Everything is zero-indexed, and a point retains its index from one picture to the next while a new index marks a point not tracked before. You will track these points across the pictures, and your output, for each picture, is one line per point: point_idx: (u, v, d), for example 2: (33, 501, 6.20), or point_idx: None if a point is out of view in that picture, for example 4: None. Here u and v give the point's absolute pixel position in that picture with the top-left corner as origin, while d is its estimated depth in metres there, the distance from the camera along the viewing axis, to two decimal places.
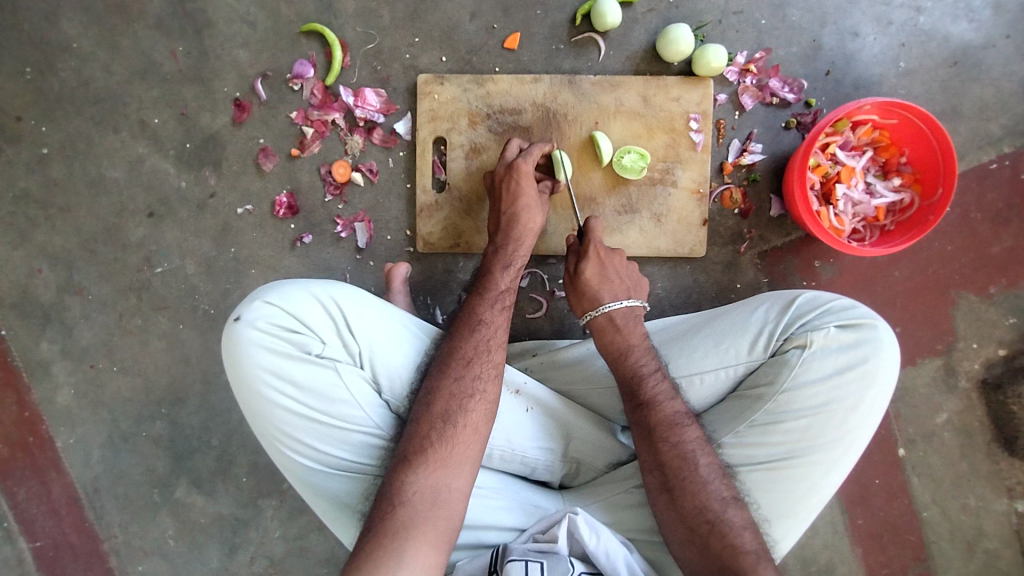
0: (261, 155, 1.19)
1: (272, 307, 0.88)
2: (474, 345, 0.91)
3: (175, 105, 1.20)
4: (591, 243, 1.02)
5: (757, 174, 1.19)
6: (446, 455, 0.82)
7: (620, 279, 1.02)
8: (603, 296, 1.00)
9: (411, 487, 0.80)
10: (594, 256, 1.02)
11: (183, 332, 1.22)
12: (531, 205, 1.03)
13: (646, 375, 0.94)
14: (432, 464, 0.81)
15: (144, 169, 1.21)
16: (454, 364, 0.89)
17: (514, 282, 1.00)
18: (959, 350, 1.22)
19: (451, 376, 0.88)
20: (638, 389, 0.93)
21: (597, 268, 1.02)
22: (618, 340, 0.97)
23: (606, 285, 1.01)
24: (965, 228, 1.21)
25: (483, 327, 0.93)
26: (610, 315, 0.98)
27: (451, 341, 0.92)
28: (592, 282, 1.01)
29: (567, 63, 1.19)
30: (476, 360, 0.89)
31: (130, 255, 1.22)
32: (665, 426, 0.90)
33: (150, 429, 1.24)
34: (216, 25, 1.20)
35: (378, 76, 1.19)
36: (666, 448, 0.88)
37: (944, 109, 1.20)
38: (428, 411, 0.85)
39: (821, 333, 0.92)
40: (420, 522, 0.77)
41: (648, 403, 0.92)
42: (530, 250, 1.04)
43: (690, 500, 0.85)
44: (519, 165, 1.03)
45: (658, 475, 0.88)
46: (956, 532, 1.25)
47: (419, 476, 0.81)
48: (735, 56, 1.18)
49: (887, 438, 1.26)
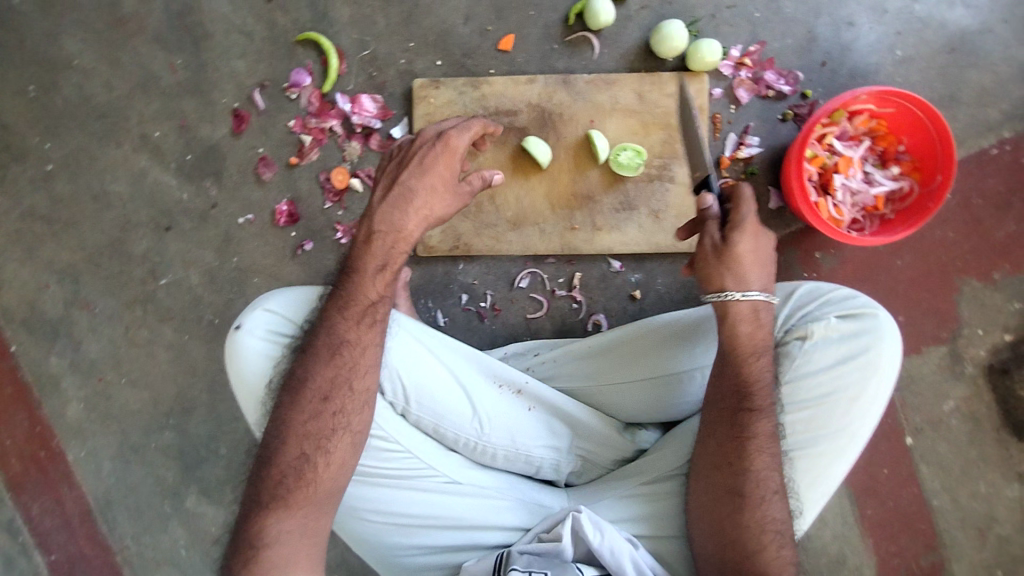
0: (260, 164, 1.20)
1: (272, 315, 0.90)
2: (332, 376, 0.83)
3: (174, 118, 1.22)
4: (752, 216, 0.87)
5: (755, 167, 1.18)
6: (308, 494, 0.80)
7: (768, 263, 0.90)
8: (752, 281, 0.89)
9: (280, 530, 0.78)
10: (749, 231, 0.88)
11: (189, 342, 1.23)
12: (433, 192, 0.88)
13: (764, 384, 0.89)
14: (295, 508, 0.79)
15: (146, 182, 1.22)
16: (302, 395, 0.83)
17: (387, 290, 0.89)
18: (965, 336, 1.22)
19: (304, 413, 0.82)
20: (750, 394, 0.89)
21: (752, 243, 0.88)
22: (756, 336, 0.90)
23: (756, 267, 0.89)
24: (967, 214, 1.20)
25: (346, 350, 0.85)
26: (754, 305, 0.89)
27: (303, 365, 0.84)
28: (744, 259, 0.88)
29: (561, 62, 1.19)
30: (335, 395, 0.83)
31: (135, 268, 1.23)
32: (765, 436, 0.87)
33: (159, 439, 1.25)
34: (213, 37, 1.21)
35: (374, 82, 1.19)
36: (760, 458, 0.86)
37: (942, 95, 1.19)
38: (286, 452, 0.81)
39: (822, 324, 0.93)
40: (289, 559, 0.77)
41: (757, 411, 0.88)
42: (414, 235, 0.89)
43: (762, 511, 0.85)
44: (449, 142, 0.89)
45: (735, 480, 0.86)
46: (968, 520, 1.24)
47: (287, 519, 0.78)
48: (729, 50, 1.18)
49: (895, 428, 1.25)
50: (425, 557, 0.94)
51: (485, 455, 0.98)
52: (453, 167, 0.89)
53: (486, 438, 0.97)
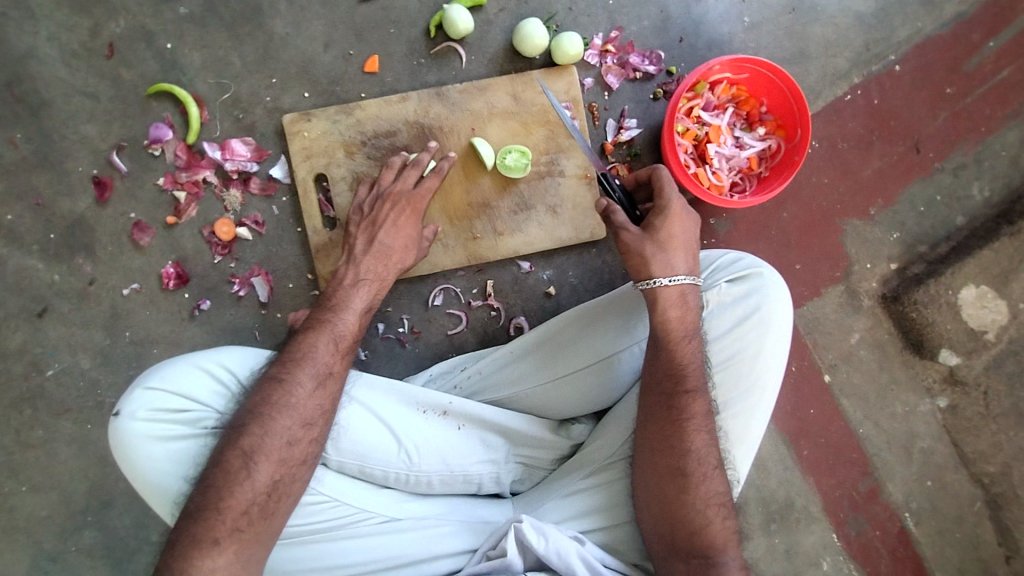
0: (135, 230, 1.13)
1: (154, 393, 0.83)
2: (319, 404, 0.86)
3: (27, 197, 1.12)
4: (675, 197, 0.94)
5: (637, 148, 1.22)
6: (257, 530, 0.78)
7: (692, 249, 0.95)
8: (679, 265, 0.93)
9: (209, 573, 0.73)
10: (673, 216, 0.94)
11: (92, 431, 1.14)
12: (406, 244, 1.03)
13: (695, 365, 0.92)
14: (233, 546, 0.75)
15: (9, 271, 1.12)
16: (281, 419, 0.83)
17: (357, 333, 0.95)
18: (856, 272, 1.30)
19: (275, 437, 0.82)
20: (683, 376, 0.91)
21: (674, 226, 0.94)
22: (686, 318, 0.93)
23: (682, 253, 0.94)
24: (836, 159, 1.28)
25: (331, 382, 0.88)
26: (682, 288, 0.92)
27: (276, 391, 0.84)
28: (669, 242, 0.93)
29: (431, 76, 1.18)
30: (318, 422, 0.85)
31: (14, 364, 1.13)
32: (700, 415, 0.90)
33: (79, 541, 1.15)
34: (55, 104, 1.13)
35: (241, 124, 1.15)
36: (699, 437, 0.89)
37: (793, 53, 1.26)
38: (246, 483, 0.78)
39: (714, 291, 0.97)
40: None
41: (692, 391, 0.90)
42: (390, 279, 1.02)
43: (706, 487, 0.88)
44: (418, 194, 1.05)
45: (679, 462, 0.88)
46: (892, 440, 1.33)
47: (220, 559, 0.74)
48: (591, 39, 1.21)
49: (813, 369, 1.32)
50: None
51: (420, 485, 0.96)
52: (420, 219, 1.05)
53: (418, 468, 0.95)
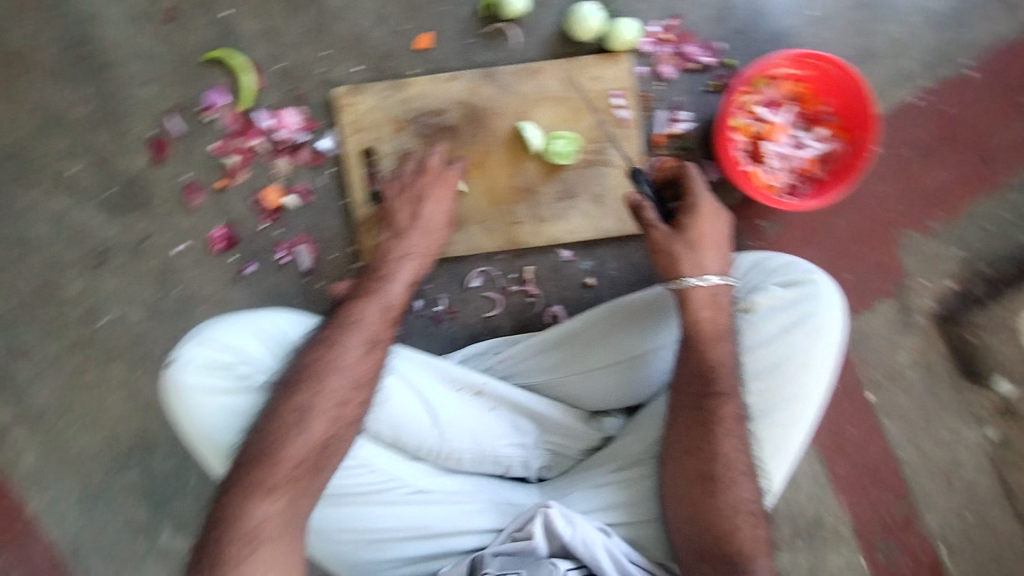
0: (187, 192, 1.17)
1: (206, 347, 0.86)
2: (368, 367, 0.87)
3: (91, 153, 1.17)
4: (704, 196, 0.96)
5: (689, 141, 1.18)
6: (308, 482, 0.81)
7: (722, 250, 0.95)
8: (710, 265, 0.93)
9: (264, 517, 0.78)
10: (702, 213, 0.95)
11: (139, 380, 1.21)
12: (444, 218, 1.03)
13: (725, 367, 0.91)
14: (286, 494, 0.79)
15: (71, 222, 1.18)
16: (332, 379, 0.85)
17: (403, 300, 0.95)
18: (911, 288, 1.23)
19: (325, 396, 0.84)
20: (714, 378, 0.90)
21: (703, 226, 0.95)
22: (717, 319, 0.92)
23: (711, 254, 0.94)
24: (900, 167, 1.21)
25: (380, 348, 0.89)
26: (715, 289, 0.92)
27: (329, 350, 0.86)
28: (698, 242, 0.94)
29: (481, 56, 1.17)
30: (368, 385, 0.86)
31: (71, 311, 1.19)
32: (730, 419, 0.88)
33: (122, 481, 1.22)
34: (119, 65, 1.17)
35: (293, 95, 1.16)
36: (725, 440, 0.88)
37: (862, 51, 1.19)
38: (301, 437, 0.81)
39: (764, 294, 0.94)
40: (272, 550, 0.76)
41: (722, 394, 0.89)
42: (435, 251, 1.02)
43: (732, 492, 0.86)
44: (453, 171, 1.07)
45: (704, 464, 0.87)
46: (934, 465, 1.26)
47: (273, 505, 0.78)
48: (648, 27, 1.17)
49: (855, 385, 1.26)
50: (399, 569, 0.94)
51: (450, 460, 0.98)
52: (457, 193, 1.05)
53: (449, 443, 0.97)
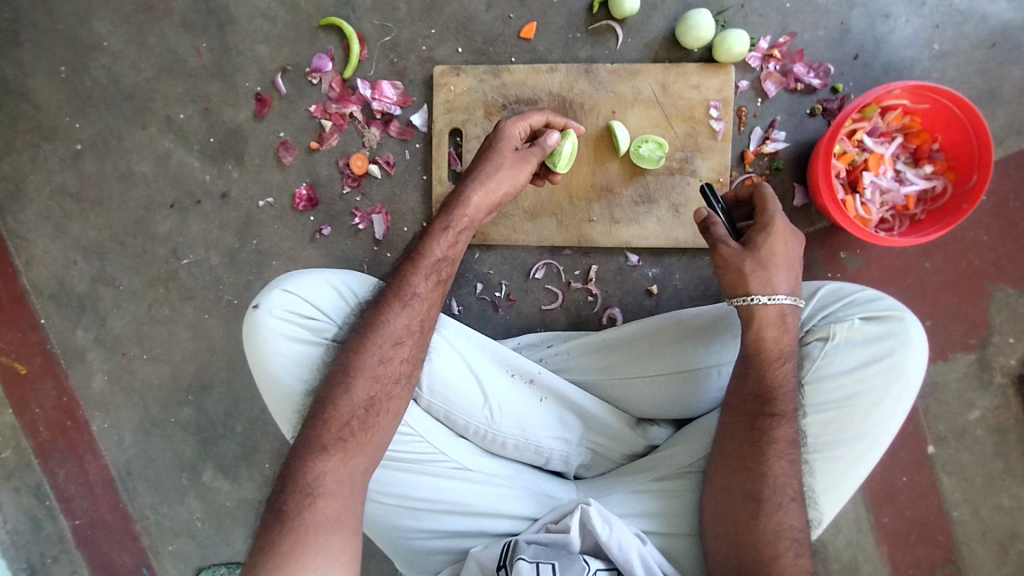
0: (281, 148, 1.22)
1: (289, 295, 0.90)
2: (407, 322, 0.88)
3: (199, 101, 1.23)
4: (780, 216, 0.88)
5: (780, 162, 1.16)
6: (359, 442, 0.82)
7: (793, 268, 0.90)
8: (779, 285, 0.88)
9: (322, 473, 0.79)
10: (777, 234, 0.88)
11: (209, 321, 1.26)
12: (499, 170, 0.93)
13: (787, 390, 0.88)
14: (339, 453, 0.81)
15: (171, 164, 1.24)
16: (375, 339, 0.87)
17: (453, 250, 0.93)
18: (994, 344, 1.18)
19: (372, 355, 0.86)
20: (772, 399, 0.87)
21: (777, 247, 0.88)
22: (782, 339, 0.89)
23: (782, 272, 0.88)
24: (1002, 218, 1.16)
25: (416, 301, 0.89)
26: (783, 308, 0.88)
27: (376, 311, 0.89)
28: (769, 263, 0.88)
29: (583, 52, 1.17)
30: (407, 342, 0.87)
31: (158, 247, 1.26)
32: (785, 443, 0.86)
33: (178, 414, 1.28)
34: (238, 21, 1.22)
35: (395, 68, 1.19)
36: (778, 463, 0.85)
37: (981, 93, 1.14)
38: (345, 396, 0.84)
39: (844, 325, 0.91)
40: (328, 504, 0.78)
41: (779, 416, 0.86)
42: (498, 204, 0.95)
43: (778, 517, 0.83)
44: (504, 125, 0.96)
45: (753, 484, 0.85)
46: (989, 533, 1.20)
47: (330, 462, 0.80)
48: (757, 41, 1.15)
49: (916, 436, 1.21)
50: (432, 541, 0.95)
51: (495, 444, 0.99)
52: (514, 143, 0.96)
53: (496, 427, 0.98)
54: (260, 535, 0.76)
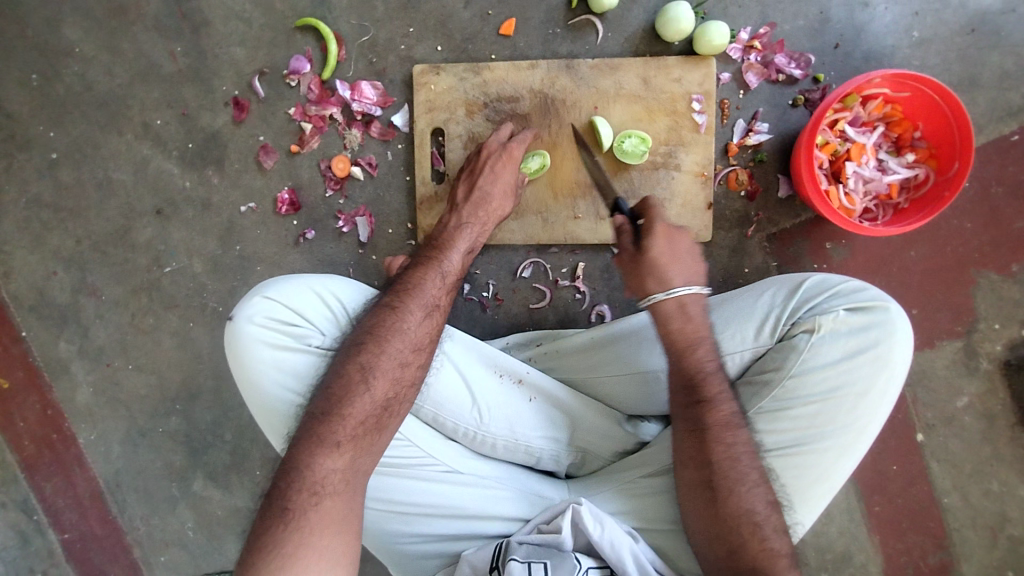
0: (261, 152, 1.20)
1: (270, 302, 0.88)
2: (427, 330, 0.90)
3: (175, 106, 1.21)
4: (659, 217, 0.91)
5: (764, 154, 1.15)
6: (370, 441, 0.83)
7: (690, 259, 0.92)
8: (674, 279, 0.90)
9: (329, 471, 0.79)
10: (662, 234, 0.92)
11: (194, 330, 1.25)
12: (506, 191, 1.06)
13: (710, 373, 0.89)
14: (349, 451, 0.81)
15: (149, 171, 1.22)
16: (393, 342, 0.87)
17: (463, 268, 1.01)
18: (980, 330, 1.18)
19: (389, 356, 0.86)
20: (698, 386, 0.88)
21: (666, 244, 0.91)
22: (687, 330, 0.90)
23: (676, 265, 0.91)
24: (985, 204, 1.16)
25: (438, 314, 0.92)
26: (681, 300, 0.90)
27: (391, 314, 0.89)
28: (662, 261, 0.90)
29: (564, 47, 1.17)
30: (427, 350, 0.90)
31: (139, 256, 1.24)
32: (721, 426, 0.87)
33: (166, 424, 1.27)
34: (213, 24, 1.20)
35: (373, 68, 1.18)
36: (719, 448, 0.86)
37: (961, 79, 1.14)
38: (364, 395, 0.84)
39: (830, 316, 0.92)
40: (333, 505, 0.77)
41: (710, 401, 0.88)
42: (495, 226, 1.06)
43: (735, 502, 0.83)
44: (511, 146, 1.07)
45: (704, 472, 0.86)
46: (979, 518, 1.21)
47: (337, 461, 0.79)
48: (738, 33, 1.14)
49: (905, 424, 1.22)
50: (425, 545, 0.95)
51: (485, 445, 0.99)
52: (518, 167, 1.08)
53: (485, 428, 0.98)
54: (260, 533, 0.75)
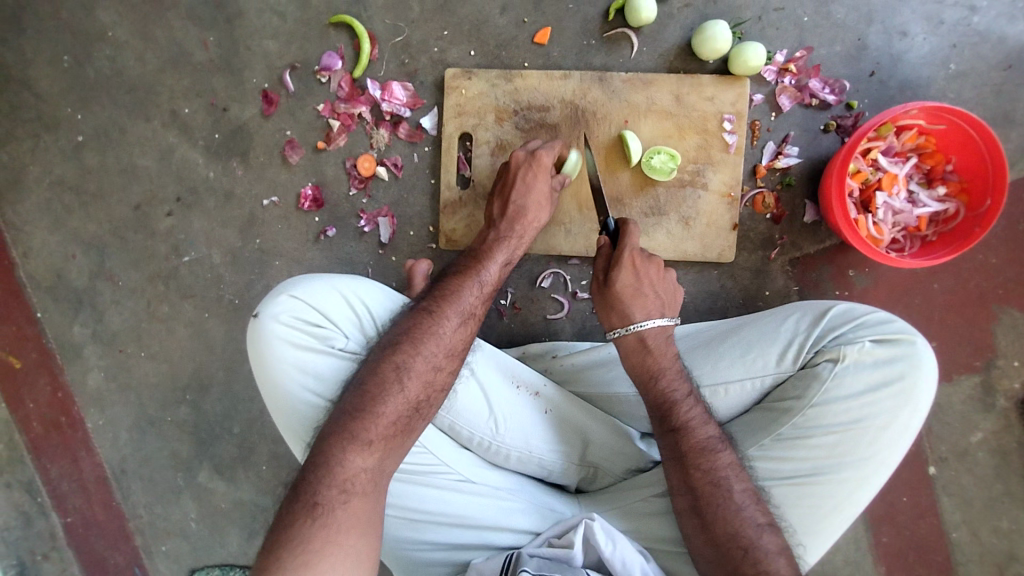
0: (287, 147, 1.19)
1: (297, 302, 0.88)
2: (463, 336, 0.92)
3: (204, 95, 1.21)
4: (625, 251, 0.95)
5: (792, 178, 1.15)
6: (400, 443, 0.83)
7: (654, 294, 0.96)
8: (634, 313, 0.95)
9: (359, 470, 0.79)
10: (628, 266, 0.96)
11: (209, 321, 1.24)
12: (540, 201, 1.03)
13: (678, 401, 0.90)
14: (380, 450, 0.81)
15: (174, 159, 1.22)
16: (429, 345, 0.88)
17: (500, 278, 1.00)
18: (999, 367, 1.17)
19: (425, 359, 0.87)
20: (670, 414, 0.90)
21: (631, 279, 0.95)
22: (648, 361, 0.94)
23: (638, 300, 0.95)
24: (1011, 241, 1.15)
25: (474, 322, 0.94)
26: (641, 334, 0.94)
27: (429, 318, 0.91)
28: (624, 295, 0.95)
29: (597, 59, 1.16)
30: (460, 356, 0.91)
31: (159, 243, 1.23)
32: (697, 452, 0.87)
33: (175, 413, 1.26)
34: (246, 16, 1.20)
35: (405, 69, 1.17)
36: (697, 475, 0.86)
37: (996, 115, 1.13)
38: (397, 395, 0.84)
39: (855, 347, 0.91)
40: (360, 503, 0.78)
41: (680, 429, 0.89)
42: (529, 243, 1.04)
43: (723, 526, 0.83)
44: (540, 156, 1.04)
45: (688, 498, 0.86)
46: (987, 555, 1.20)
47: (368, 459, 0.80)
48: (774, 55, 1.14)
49: (917, 456, 1.21)
50: (433, 553, 0.94)
51: (498, 455, 0.98)
52: (548, 177, 1.04)
53: (499, 438, 0.97)
54: (286, 525, 0.75)
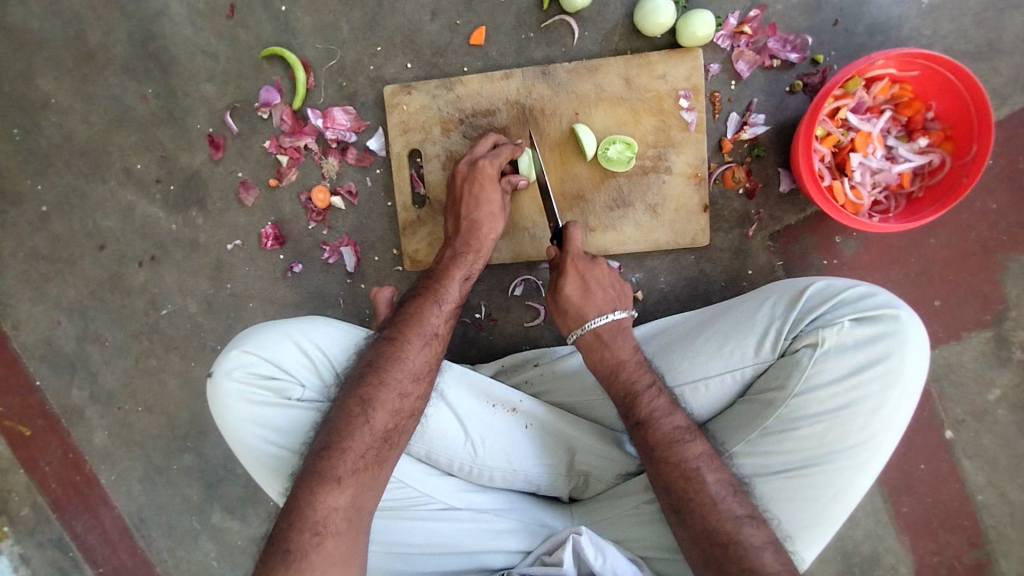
0: (241, 189, 1.18)
1: (249, 356, 0.88)
2: (428, 359, 0.90)
3: (153, 149, 1.20)
4: (566, 258, 0.93)
5: (761, 148, 1.08)
6: (372, 476, 0.81)
7: (604, 291, 0.92)
8: (588, 312, 0.91)
9: (332, 509, 0.77)
10: (573, 272, 0.93)
11: (196, 369, 1.26)
12: (492, 211, 1.01)
13: (639, 393, 0.87)
14: (352, 486, 0.79)
15: (136, 216, 1.22)
16: (395, 372, 0.87)
17: (463, 295, 0.99)
18: (1012, 319, 1.09)
19: (391, 388, 0.86)
20: (633, 408, 0.86)
21: (577, 283, 0.92)
22: (607, 356, 0.90)
23: (591, 300, 0.92)
24: (1011, 182, 1.06)
25: (439, 343, 0.92)
26: (597, 331, 0.90)
27: (392, 346, 0.89)
28: (574, 298, 0.92)
29: (539, 52, 1.10)
30: (427, 380, 0.89)
31: (136, 300, 1.25)
32: (666, 445, 0.83)
33: (180, 461, 1.30)
34: (180, 62, 1.18)
35: (344, 93, 1.14)
36: (669, 469, 0.82)
37: (979, 47, 1.03)
38: (365, 427, 0.82)
39: (834, 329, 0.85)
40: (336, 543, 0.76)
41: (645, 423, 0.85)
42: (487, 256, 1.01)
43: (704, 522, 0.79)
44: (482, 166, 1.00)
45: (666, 497, 0.82)
46: (1018, 514, 1.14)
47: (340, 497, 0.78)
48: (725, 19, 1.06)
49: (932, 421, 1.15)
50: None
51: (482, 477, 0.97)
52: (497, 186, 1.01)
53: (481, 461, 0.96)
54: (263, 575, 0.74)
